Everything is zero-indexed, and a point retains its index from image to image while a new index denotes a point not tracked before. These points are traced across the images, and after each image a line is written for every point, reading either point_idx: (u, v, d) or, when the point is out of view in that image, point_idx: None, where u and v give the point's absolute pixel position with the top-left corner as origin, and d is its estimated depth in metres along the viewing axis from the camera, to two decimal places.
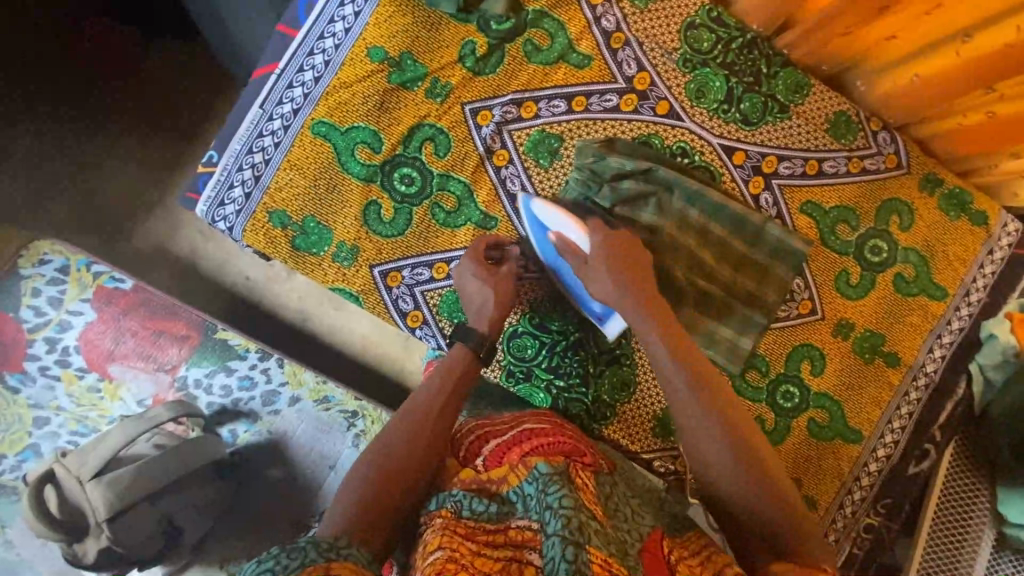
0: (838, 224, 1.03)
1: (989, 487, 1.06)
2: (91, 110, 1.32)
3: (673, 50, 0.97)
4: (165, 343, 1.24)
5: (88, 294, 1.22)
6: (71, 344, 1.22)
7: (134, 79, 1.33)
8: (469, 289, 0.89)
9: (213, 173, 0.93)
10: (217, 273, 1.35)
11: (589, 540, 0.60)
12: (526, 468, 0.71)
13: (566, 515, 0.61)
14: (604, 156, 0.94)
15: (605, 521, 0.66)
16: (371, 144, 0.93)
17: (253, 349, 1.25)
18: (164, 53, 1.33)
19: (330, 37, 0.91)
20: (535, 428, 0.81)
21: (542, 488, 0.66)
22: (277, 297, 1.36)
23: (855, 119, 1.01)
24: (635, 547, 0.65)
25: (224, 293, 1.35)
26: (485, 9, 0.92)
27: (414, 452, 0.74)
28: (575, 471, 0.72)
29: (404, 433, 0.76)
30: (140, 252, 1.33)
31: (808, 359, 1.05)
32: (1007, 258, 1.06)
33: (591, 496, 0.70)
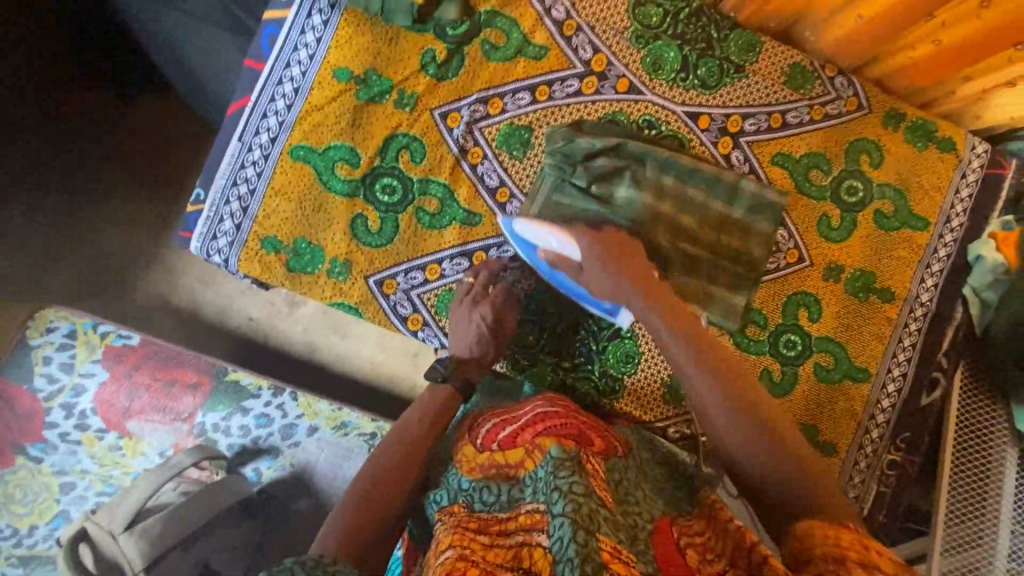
0: (811, 170, 1.06)
1: (1005, 408, 1.06)
2: (82, 176, 1.35)
3: (625, 29, 1.00)
4: (179, 392, 1.26)
5: (98, 355, 1.25)
6: (88, 407, 1.23)
7: (111, 136, 1.36)
8: (465, 333, 0.93)
9: (202, 210, 0.95)
10: (221, 317, 1.38)
11: (599, 528, 0.61)
12: (539, 451, 0.75)
13: (578, 502, 0.62)
14: (574, 138, 0.98)
15: (613, 503, 0.68)
16: (350, 160, 0.96)
17: (265, 385, 1.27)
18: (140, 110, 1.38)
19: (296, 64, 0.95)
20: (549, 411, 0.84)
21: (552, 471, 0.67)
22: (284, 331, 1.38)
23: (809, 69, 1.05)
24: (645, 532, 0.67)
25: (233, 336, 1.38)
26: (440, 17, 0.95)
27: (411, 458, 0.81)
28: (586, 457, 0.75)
29: (400, 443, 0.82)
30: (145, 308, 1.36)
31: (804, 306, 1.07)
32: (981, 181, 1.10)
33: (603, 484, 0.72)
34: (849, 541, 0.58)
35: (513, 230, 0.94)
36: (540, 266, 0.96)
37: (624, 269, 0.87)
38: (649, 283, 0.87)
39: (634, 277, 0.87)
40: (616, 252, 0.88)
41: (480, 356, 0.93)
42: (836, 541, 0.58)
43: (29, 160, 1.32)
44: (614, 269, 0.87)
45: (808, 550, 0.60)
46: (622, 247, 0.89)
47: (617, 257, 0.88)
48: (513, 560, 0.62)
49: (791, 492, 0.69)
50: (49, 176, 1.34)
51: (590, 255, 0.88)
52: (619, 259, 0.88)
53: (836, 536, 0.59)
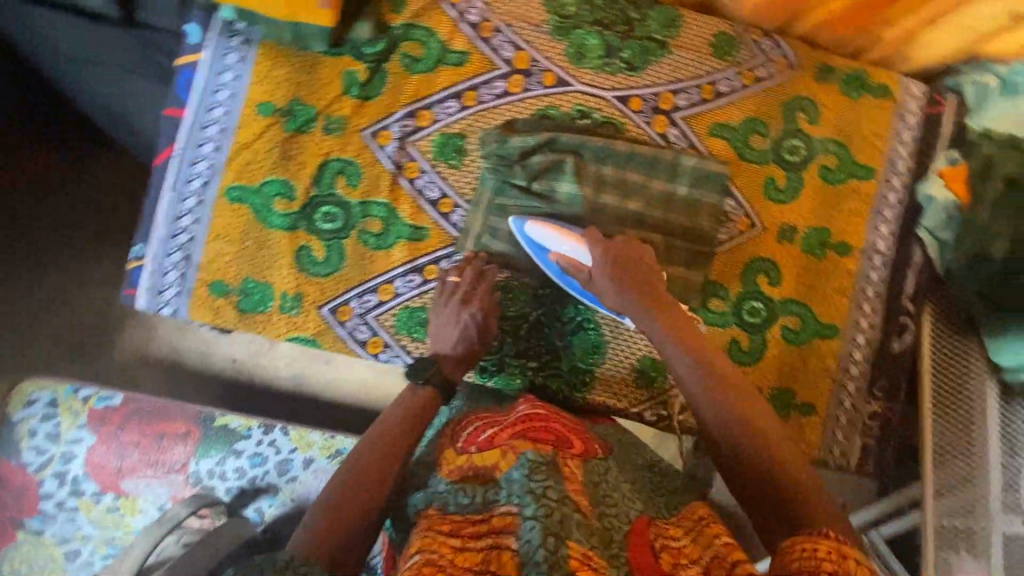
0: (751, 136, 1.05)
1: (977, 340, 1.06)
2: (31, 242, 1.33)
3: (542, 23, 1.00)
4: (168, 444, 1.23)
5: (82, 420, 1.22)
6: (79, 473, 1.21)
7: (50, 202, 1.33)
8: (448, 335, 0.93)
9: (145, 265, 0.94)
10: (202, 364, 1.36)
11: (570, 533, 0.61)
12: (515, 453, 0.74)
13: (549, 510, 0.62)
14: (506, 138, 0.97)
15: (590, 507, 0.67)
16: (286, 193, 0.95)
17: (255, 425, 1.26)
18: (75, 169, 1.34)
19: (218, 106, 0.94)
20: (531, 413, 0.85)
21: (527, 479, 0.66)
22: (268, 369, 1.38)
23: (734, 36, 1.04)
24: (621, 533, 0.67)
25: (214, 381, 1.37)
26: (356, 38, 0.96)
27: (385, 464, 0.78)
28: (564, 456, 0.74)
29: (374, 451, 0.79)
30: (123, 365, 1.35)
31: (763, 272, 1.07)
32: (920, 122, 1.10)
33: (579, 482, 0.71)
34: (826, 551, 0.57)
35: (525, 233, 0.96)
36: (550, 270, 0.97)
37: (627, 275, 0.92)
38: (660, 298, 0.90)
39: (644, 291, 0.90)
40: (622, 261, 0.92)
41: (464, 354, 0.93)
42: (815, 552, 0.58)
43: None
44: (623, 284, 0.90)
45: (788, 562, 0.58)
46: (635, 263, 0.92)
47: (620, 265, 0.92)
48: (481, 564, 0.62)
49: (781, 486, 0.66)
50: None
51: (602, 265, 0.91)
52: (629, 274, 0.91)
53: (815, 545, 0.58)
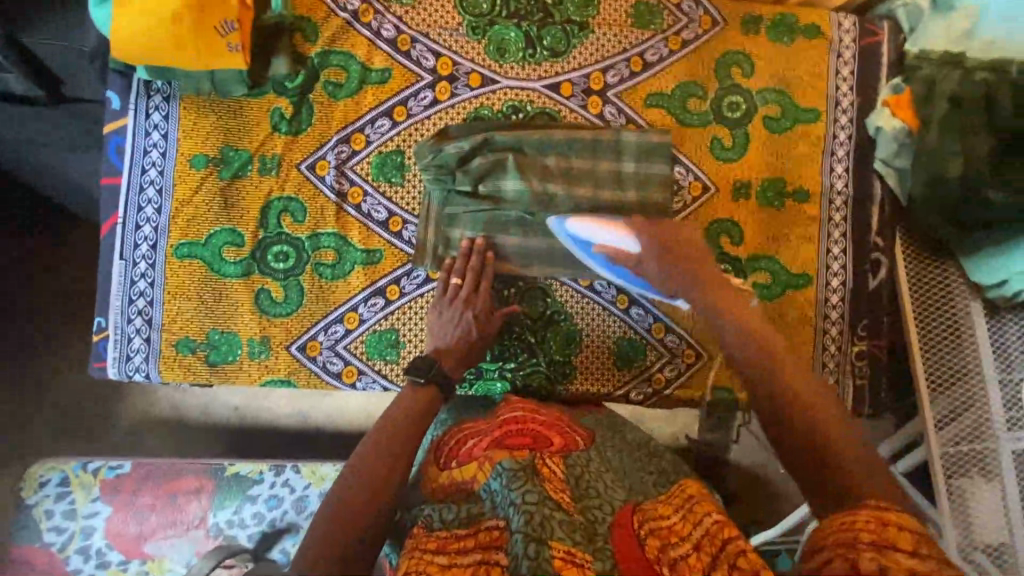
0: (688, 100, 1.04)
1: (953, 262, 1.07)
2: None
3: (458, 26, 0.99)
4: (182, 500, 1.18)
5: (95, 492, 1.16)
6: (102, 545, 1.14)
7: (9, 288, 1.31)
8: (449, 333, 0.91)
9: (108, 336, 0.94)
10: (206, 417, 1.36)
11: (552, 534, 0.61)
12: (490, 464, 0.73)
13: (530, 514, 0.63)
14: (441, 147, 0.97)
15: (571, 504, 0.67)
16: (234, 241, 0.95)
17: (265, 468, 1.21)
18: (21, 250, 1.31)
19: (152, 167, 0.94)
20: (509, 419, 0.82)
21: (507, 486, 0.67)
22: (269, 410, 1.36)
23: (653, 3, 1.03)
24: (605, 525, 0.65)
25: (216, 431, 1.36)
26: (275, 75, 0.95)
27: (381, 473, 0.75)
28: (541, 459, 0.72)
29: (371, 459, 0.76)
30: (129, 431, 1.34)
31: (725, 233, 1.06)
32: (858, 55, 1.08)
33: (560, 481, 0.70)
34: (866, 523, 0.61)
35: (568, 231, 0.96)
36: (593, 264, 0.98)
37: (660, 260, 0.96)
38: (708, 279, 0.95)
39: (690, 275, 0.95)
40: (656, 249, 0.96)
41: (466, 353, 0.92)
42: (857, 525, 0.62)
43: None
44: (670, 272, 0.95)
45: (827, 540, 0.62)
46: (680, 248, 0.96)
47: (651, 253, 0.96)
48: None
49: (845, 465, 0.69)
50: None
51: (649, 253, 0.95)
52: (678, 254, 0.96)
53: (856, 518, 0.62)
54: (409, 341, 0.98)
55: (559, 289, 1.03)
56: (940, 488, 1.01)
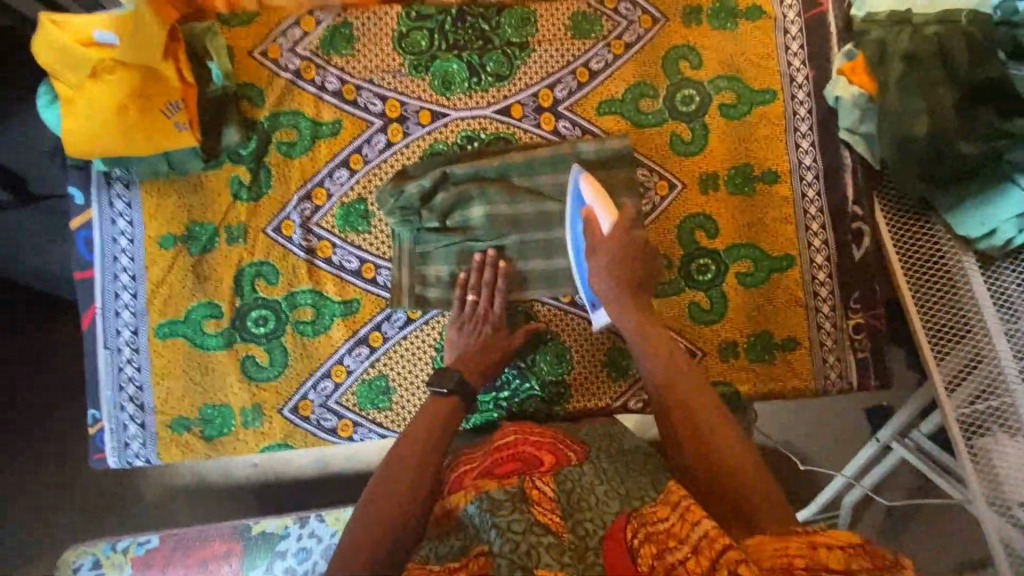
0: (641, 101, 1.04)
1: (939, 218, 1.03)
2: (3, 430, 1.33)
3: (400, 67, 1.00)
4: (213, 568, 1.10)
5: (127, 571, 1.10)
6: None
7: (13, 388, 1.33)
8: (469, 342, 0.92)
9: (104, 426, 0.96)
10: (227, 478, 1.36)
11: (537, 560, 0.61)
12: (473, 490, 0.71)
13: (515, 543, 0.62)
14: (402, 189, 0.97)
15: (561, 523, 0.65)
16: (213, 313, 0.96)
17: (290, 520, 1.14)
18: (19, 349, 1.33)
19: (123, 254, 0.96)
20: (501, 445, 0.82)
21: (490, 512, 0.66)
22: (289, 462, 1.36)
23: (590, 11, 1.03)
24: (596, 539, 0.64)
25: (239, 492, 1.35)
26: (228, 144, 0.97)
27: (396, 510, 0.70)
28: (530, 481, 0.70)
29: (385, 497, 0.72)
30: (154, 506, 1.35)
31: (699, 226, 1.05)
32: (805, 28, 1.07)
33: (549, 500, 0.68)
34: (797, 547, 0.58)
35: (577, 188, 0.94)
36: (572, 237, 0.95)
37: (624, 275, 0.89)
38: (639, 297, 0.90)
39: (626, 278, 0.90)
40: (634, 255, 0.91)
41: (489, 360, 0.91)
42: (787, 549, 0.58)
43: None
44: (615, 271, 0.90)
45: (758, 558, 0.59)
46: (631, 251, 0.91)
47: (622, 263, 0.90)
48: None
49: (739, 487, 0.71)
50: None
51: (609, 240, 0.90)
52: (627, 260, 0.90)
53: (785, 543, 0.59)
54: (400, 386, 0.98)
55: (540, 308, 1.02)
56: (959, 447, 0.97)
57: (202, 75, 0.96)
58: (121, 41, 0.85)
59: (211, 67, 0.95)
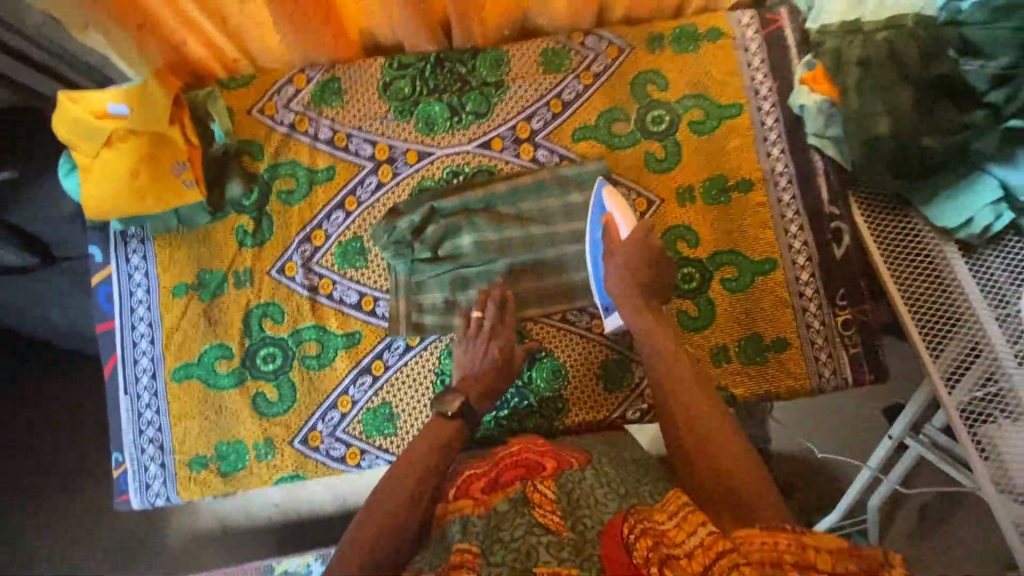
0: (613, 125, 1.10)
1: (916, 211, 1.05)
2: (38, 480, 1.40)
3: (386, 113, 1.07)
4: None
5: None
6: None
7: (46, 441, 1.41)
8: (477, 361, 0.95)
9: (127, 469, 1.01)
10: (250, 518, 1.39)
11: (540, 560, 0.63)
12: (484, 504, 0.73)
13: (516, 548, 0.65)
14: (394, 224, 1.03)
15: (561, 523, 0.67)
16: (224, 354, 1.02)
17: (312, 559, 1.17)
18: (51, 403, 1.41)
19: (140, 304, 1.03)
20: (508, 454, 0.83)
21: (496, 524, 0.69)
22: (309, 500, 1.38)
23: (559, 47, 1.10)
24: (594, 532, 0.66)
25: (264, 529, 1.39)
26: (232, 197, 1.05)
27: (382, 524, 0.75)
28: (531, 486, 0.73)
29: (374, 513, 0.76)
30: (180, 549, 1.39)
31: (680, 238, 1.09)
32: (764, 43, 1.13)
33: (551, 505, 0.70)
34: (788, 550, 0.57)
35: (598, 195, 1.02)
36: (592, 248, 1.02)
37: (638, 278, 0.95)
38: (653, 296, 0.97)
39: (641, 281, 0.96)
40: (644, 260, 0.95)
41: (490, 380, 0.94)
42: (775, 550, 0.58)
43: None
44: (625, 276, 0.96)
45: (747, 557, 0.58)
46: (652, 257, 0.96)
47: (637, 270, 0.96)
48: None
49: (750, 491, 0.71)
50: (22, 499, 1.40)
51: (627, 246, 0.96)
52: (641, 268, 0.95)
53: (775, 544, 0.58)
54: (404, 411, 1.02)
55: (534, 327, 1.06)
56: (962, 437, 0.95)
57: (205, 136, 1.04)
58: (132, 112, 0.95)
59: (216, 129, 1.04)
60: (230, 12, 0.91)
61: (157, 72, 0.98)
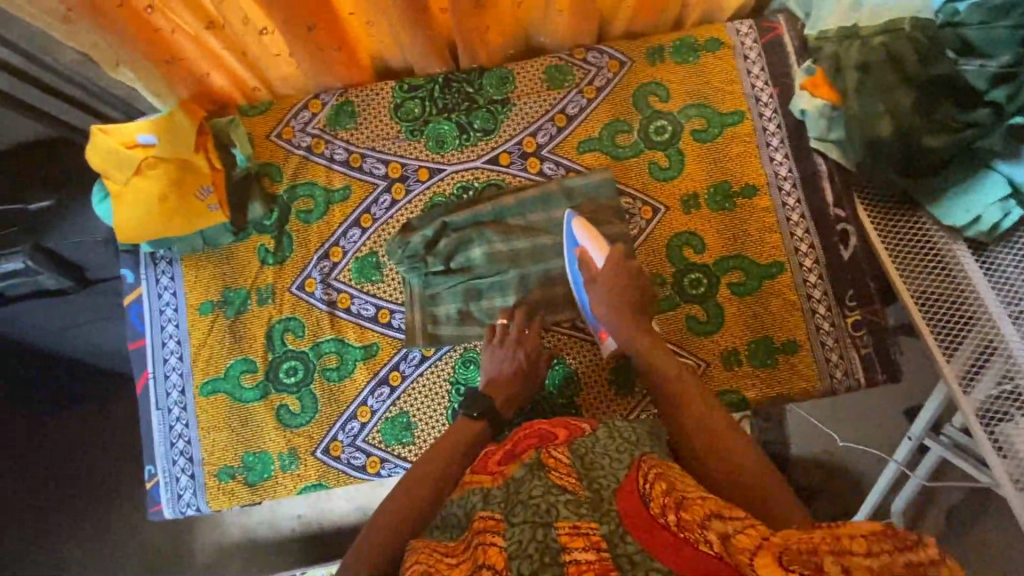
0: (617, 136, 1.13)
1: (926, 212, 1.05)
2: (74, 495, 1.46)
3: (398, 133, 1.12)
4: None
5: None
6: None
7: (81, 456, 1.47)
8: (503, 368, 0.97)
9: (158, 480, 1.06)
10: (276, 530, 1.43)
11: (557, 515, 0.60)
12: (502, 475, 0.72)
13: (535, 503, 0.62)
14: (408, 239, 1.07)
15: (577, 483, 0.66)
16: (249, 368, 1.06)
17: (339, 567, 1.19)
18: (88, 418, 1.49)
19: (169, 322, 1.08)
20: (529, 431, 0.82)
21: (514, 489, 0.66)
22: (332, 511, 1.42)
23: (562, 64, 1.14)
24: (611, 491, 0.64)
25: (290, 541, 1.42)
26: (253, 218, 1.10)
27: (409, 509, 0.78)
28: (547, 451, 0.72)
29: (405, 493, 0.80)
30: (209, 560, 1.43)
31: (687, 244, 1.11)
32: (763, 51, 1.15)
33: (566, 469, 0.68)
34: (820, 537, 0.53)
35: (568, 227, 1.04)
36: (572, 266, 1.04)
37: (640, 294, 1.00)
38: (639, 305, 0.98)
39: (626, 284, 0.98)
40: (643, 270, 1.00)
41: (511, 385, 0.96)
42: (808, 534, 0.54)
43: (32, 506, 1.45)
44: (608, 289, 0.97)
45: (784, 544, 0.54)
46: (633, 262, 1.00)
47: (619, 279, 0.98)
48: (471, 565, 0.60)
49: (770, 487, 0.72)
50: (56, 514, 1.45)
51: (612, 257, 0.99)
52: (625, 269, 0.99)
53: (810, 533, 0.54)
54: (421, 421, 1.05)
55: (547, 335, 1.09)
56: (979, 435, 0.92)
57: (228, 160, 1.10)
58: (158, 141, 1.01)
59: (236, 153, 1.10)
60: (249, 43, 0.97)
61: (181, 102, 1.05)
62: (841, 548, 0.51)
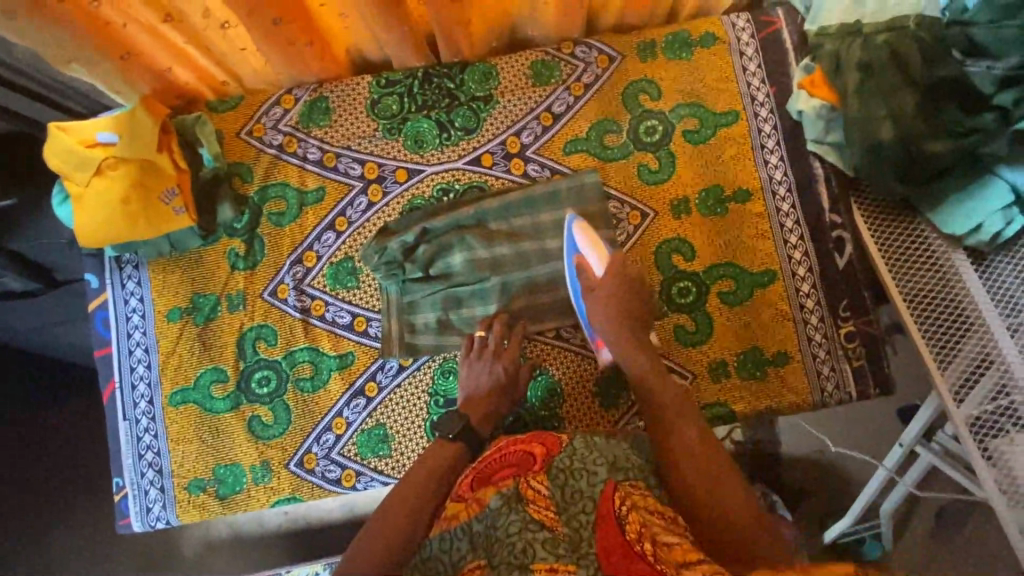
0: (605, 136, 1.08)
1: (925, 218, 0.99)
2: (46, 505, 1.41)
3: (374, 132, 1.06)
4: None
5: None
6: None
7: (48, 462, 1.42)
8: (482, 383, 0.93)
9: (127, 492, 1.03)
10: (261, 528, 1.41)
11: (534, 557, 0.58)
12: (476, 503, 0.69)
13: (512, 544, 0.60)
14: (384, 245, 1.02)
15: (555, 518, 0.63)
16: (219, 377, 1.03)
17: (320, 569, 1.17)
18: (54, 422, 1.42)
19: (136, 329, 1.04)
20: (507, 447, 0.79)
21: (492, 524, 0.64)
22: (318, 509, 1.39)
23: (548, 59, 1.08)
24: (589, 528, 0.61)
25: (274, 540, 1.40)
26: (223, 221, 1.05)
27: (396, 527, 0.73)
28: (525, 481, 0.68)
29: (383, 515, 0.75)
30: (192, 560, 1.41)
31: (676, 250, 1.06)
32: (760, 47, 1.09)
33: (544, 500, 0.65)
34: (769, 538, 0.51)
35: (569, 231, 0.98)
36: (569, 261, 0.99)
37: (626, 305, 0.92)
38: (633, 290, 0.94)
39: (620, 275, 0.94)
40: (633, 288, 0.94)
41: (489, 400, 0.92)
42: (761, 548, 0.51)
43: None
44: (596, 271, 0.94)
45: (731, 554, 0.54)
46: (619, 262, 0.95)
47: (620, 265, 0.94)
48: None
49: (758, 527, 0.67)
50: (21, 524, 1.40)
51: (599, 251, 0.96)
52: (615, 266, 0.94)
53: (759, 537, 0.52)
54: (398, 433, 1.01)
55: (530, 345, 1.05)
56: (971, 449, 0.88)
57: (195, 161, 1.05)
58: (120, 140, 0.95)
59: (203, 152, 1.04)
60: (212, 37, 0.91)
61: (142, 98, 0.98)
62: (791, 548, 0.49)
